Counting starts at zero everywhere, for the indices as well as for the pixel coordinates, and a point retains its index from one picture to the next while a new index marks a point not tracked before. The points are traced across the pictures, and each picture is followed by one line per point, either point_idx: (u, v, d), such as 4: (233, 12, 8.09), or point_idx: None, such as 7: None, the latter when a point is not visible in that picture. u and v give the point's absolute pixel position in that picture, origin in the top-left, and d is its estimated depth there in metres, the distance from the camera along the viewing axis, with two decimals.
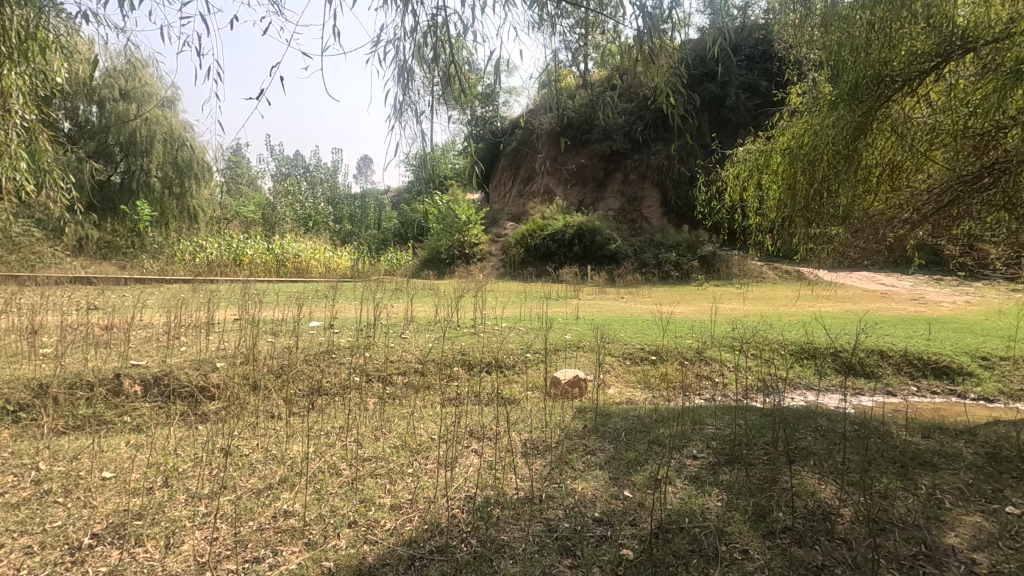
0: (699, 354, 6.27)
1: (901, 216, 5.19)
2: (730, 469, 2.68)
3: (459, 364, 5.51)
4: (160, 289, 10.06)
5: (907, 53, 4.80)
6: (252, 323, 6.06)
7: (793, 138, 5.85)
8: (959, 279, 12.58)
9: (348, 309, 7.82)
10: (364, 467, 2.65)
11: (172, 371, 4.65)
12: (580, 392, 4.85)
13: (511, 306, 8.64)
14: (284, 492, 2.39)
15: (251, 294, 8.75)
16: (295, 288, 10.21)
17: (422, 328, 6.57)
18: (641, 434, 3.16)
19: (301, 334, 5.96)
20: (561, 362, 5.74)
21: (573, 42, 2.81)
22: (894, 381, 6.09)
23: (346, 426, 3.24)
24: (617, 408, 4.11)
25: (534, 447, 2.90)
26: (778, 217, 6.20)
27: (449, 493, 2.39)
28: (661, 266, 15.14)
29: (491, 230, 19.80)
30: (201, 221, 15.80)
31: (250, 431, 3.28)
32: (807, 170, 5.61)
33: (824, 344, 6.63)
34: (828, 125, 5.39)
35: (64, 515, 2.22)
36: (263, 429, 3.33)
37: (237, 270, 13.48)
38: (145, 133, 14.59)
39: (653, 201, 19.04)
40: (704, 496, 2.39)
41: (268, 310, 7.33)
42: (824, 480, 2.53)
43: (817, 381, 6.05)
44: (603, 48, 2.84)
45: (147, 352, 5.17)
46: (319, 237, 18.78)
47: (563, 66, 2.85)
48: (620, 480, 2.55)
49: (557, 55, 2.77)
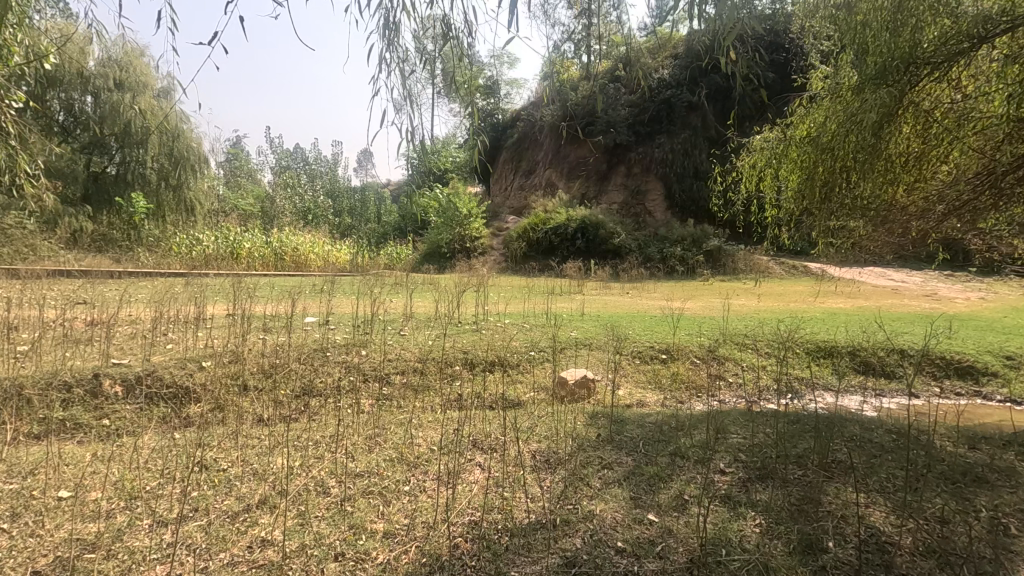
0: (711, 353, 5.97)
1: (936, 210, 4.88)
2: (764, 488, 2.40)
3: (460, 364, 5.26)
4: (153, 282, 9.79)
5: (938, 35, 4.51)
6: (244, 319, 5.81)
7: (811, 126, 5.53)
8: (971, 275, 12.30)
9: (344, 304, 7.55)
10: (356, 484, 2.37)
11: (154, 371, 4.38)
12: (587, 393, 4.62)
13: (513, 302, 8.37)
14: (262, 516, 2.12)
15: (243, 289, 8.48)
16: (290, 282, 9.95)
17: (421, 325, 6.31)
18: (662, 444, 2.88)
19: (295, 331, 5.70)
20: (567, 362, 5.48)
21: (576, 33, 2.46)
22: (916, 382, 5.82)
23: (338, 434, 2.97)
24: (630, 412, 3.84)
25: (544, 460, 2.63)
26: (793, 210, 5.89)
27: (451, 517, 2.11)
28: (666, 261, 14.82)
29: (492, 223, 19.51)
30: (197, 214, 15.51)
31: (234, 437, 3.01)
32: (828, 161, 5.27)
33: (840, 342, 6.36)
34: (850, 113, 5.02)
35: (6, 546, 1.94)
36: (248, 436, 3.06)
37: (234, 263, 13.18)
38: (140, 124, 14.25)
39: (657, 194, 18.72)
40: (739, 521, 2.12)
41: (262, 305, 7.08)
42: (872, 502, 2.26)
43: (836, 382, 5.78)
44: (608, 40, 2.52)
45: (131, 350, 4.90)
46: (318, 230, 18.50)
47: (565, 58, 2.51)
48: (643, 501, 2.27)
49: (560, 47, 2.43)
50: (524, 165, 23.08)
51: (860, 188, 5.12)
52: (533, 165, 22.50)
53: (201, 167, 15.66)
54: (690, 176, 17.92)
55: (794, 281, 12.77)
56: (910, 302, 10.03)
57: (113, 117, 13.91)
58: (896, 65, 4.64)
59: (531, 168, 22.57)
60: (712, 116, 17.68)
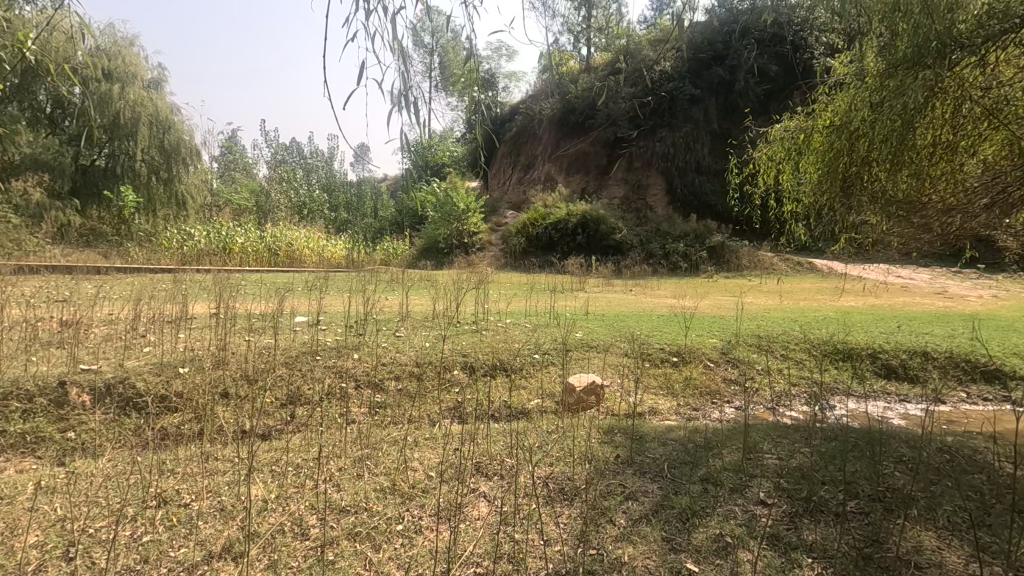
0: (725, 356, 5.65)
1: (977, 202, 4.54)
2: (815, 524, 2.09)
3: (459, 368, 4.94)
4: (139, 278, 9.36)
5: (977, 15, 4.12)
6: (229, 319, 5.46)
7: (833, 116, 5.16)
8: (980, 272, 12.01)
9: (335, 302, 7.19)
10: (343, 521, 2.06)
11: (128, 377, 4.04)
12: (595, 401, 4.31)
13: (514, 300, 8.04)
14: (225, 571, 1.83)
15: (232, 286, 8.12)
16: (282, 279, 9.56)
17: (418, 325, 5.96)
18: (690, 467, 2.55)
19: (284, 332, 5.36)
20: (573, 365, 5.16)
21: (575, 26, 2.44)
22: (941, 387, 5.51)
23: (325, 455, 2.64)
24: (646, 425, 3.52)
25: (558, 488, 2.31)
26: (812, 205, 5.57)
27: (453, 566, 1.81)
28: (668, 257, 14.48)
29: (490, 218, 19.13)
30: (189, 208, 15.05)
31: (204, 461, 2.67)
32: (852, 153, 4.91)
33: (859, 344, 6.04)
34: (878, 101, 4.64)
35: None
36: (220, 458, 2.73)
37: (226, 259, 12.79)
38: (130, 115, 13.70)
39: (658, 189, 18.39)
40: (795, 569, 1.83)
41: (250, 304, 6.73)
42: (945, 545, 1.97)
43: (856, 387, 5.46)
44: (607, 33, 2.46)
45: (104, 354, 4.56)
46: (313, 225, 18.08)
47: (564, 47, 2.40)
48: (677, 545, 1.96)
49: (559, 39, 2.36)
50: (523, 159, 22.68)
51: (888, 181, 4.77)
52: (531, 159, 22.13)
53: (192, 161, 15.22)
54: (692, 170, 17.58)
55: (802, 278, 12.47)
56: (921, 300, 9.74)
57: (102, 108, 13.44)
58: (933, 46, 4.20)
59: (530, 162, 22.21)
60: (714, 109, 17.33)
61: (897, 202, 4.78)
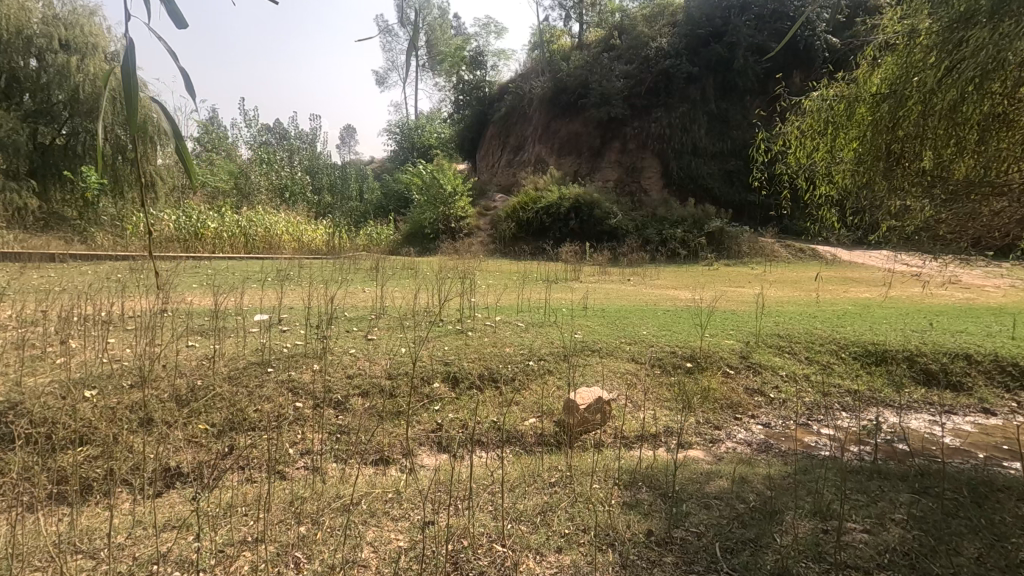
0: (745, 360, 4.96)
1: None
2: None
3: (441, 379, 4.19)
4: (94, 268, 8.38)
5: None
6: (171, 319, 4.66)
7: (882, 85, 4.30)
8: None
9: (301, 295, 6.35)
10: None
11: (25, 400, 3.29)
12: (601, 420, 3.71)
13: (506, 292, 7.31)
14: None
15: (190, 279, 7.23)
16: (250, 268, 8.64)
17: (394, 323, 5.18)
18: (751, 554, 1.87)
19: (233, 336, 4.52)
20: (574, 371, 4.44)
21: None
22: (990, 396, 4.83)
23: (253, 541, 1.99)
24: (668, 465, 2.83)
25: None
26: (847, 189, 4.68)
27: None
28: (666, 243, 13.73)
29: (478, 202, 18.25)
30: (159, 190, 13.82)
31: (76, 569, 1.93)
32: (895, 126, 4.08)
33: (893, 344, 5.37)
34: (939, 64, 3.79)
35: None
36: (90, 555, 2.00)
37: (196, 246, 11.78)
38: (90, 90, 12.34)
39: (654, 171, 17.49)
40: None
41: (203, 301, 5.84)
42: None
43: (894, 396, 4.79)
44: None
45: (6, 365, 3.76)
46: (294, 209, 17.05)
47: None
48: None
49: None
50: (512, 140, 21.75)
51: (931, 164, 3.96)
52: (522, 141, 21.19)
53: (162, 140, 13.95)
54: (688, 152, 16.88)
55: (804, 266, 11.91)
56: (938, 288, 9.15)
57: (59, 82, 12.25)
58: None
59: (519, 144, 21.31)
60: (712, 89, 16.90)
61: (947, 188, 3.92)
